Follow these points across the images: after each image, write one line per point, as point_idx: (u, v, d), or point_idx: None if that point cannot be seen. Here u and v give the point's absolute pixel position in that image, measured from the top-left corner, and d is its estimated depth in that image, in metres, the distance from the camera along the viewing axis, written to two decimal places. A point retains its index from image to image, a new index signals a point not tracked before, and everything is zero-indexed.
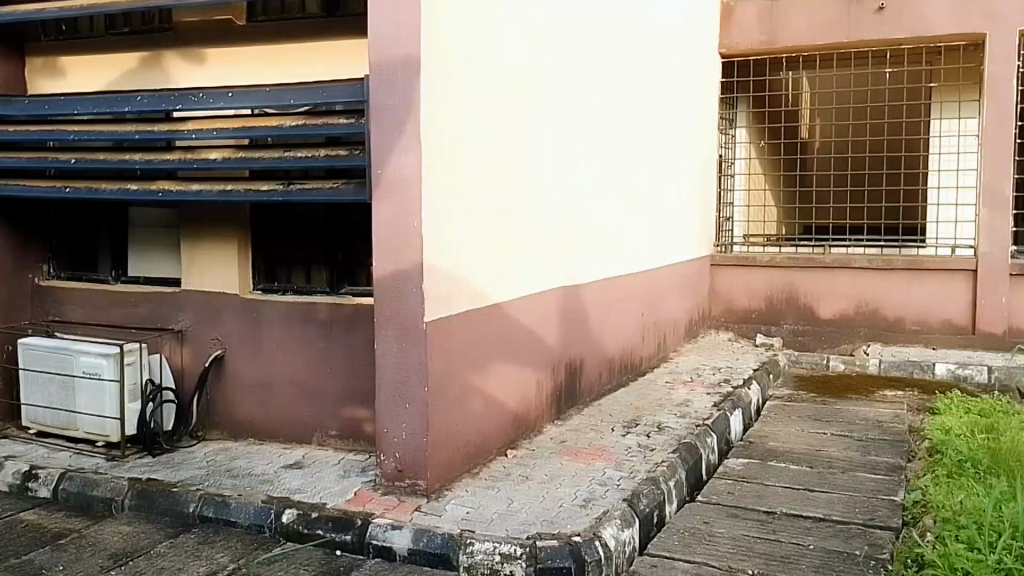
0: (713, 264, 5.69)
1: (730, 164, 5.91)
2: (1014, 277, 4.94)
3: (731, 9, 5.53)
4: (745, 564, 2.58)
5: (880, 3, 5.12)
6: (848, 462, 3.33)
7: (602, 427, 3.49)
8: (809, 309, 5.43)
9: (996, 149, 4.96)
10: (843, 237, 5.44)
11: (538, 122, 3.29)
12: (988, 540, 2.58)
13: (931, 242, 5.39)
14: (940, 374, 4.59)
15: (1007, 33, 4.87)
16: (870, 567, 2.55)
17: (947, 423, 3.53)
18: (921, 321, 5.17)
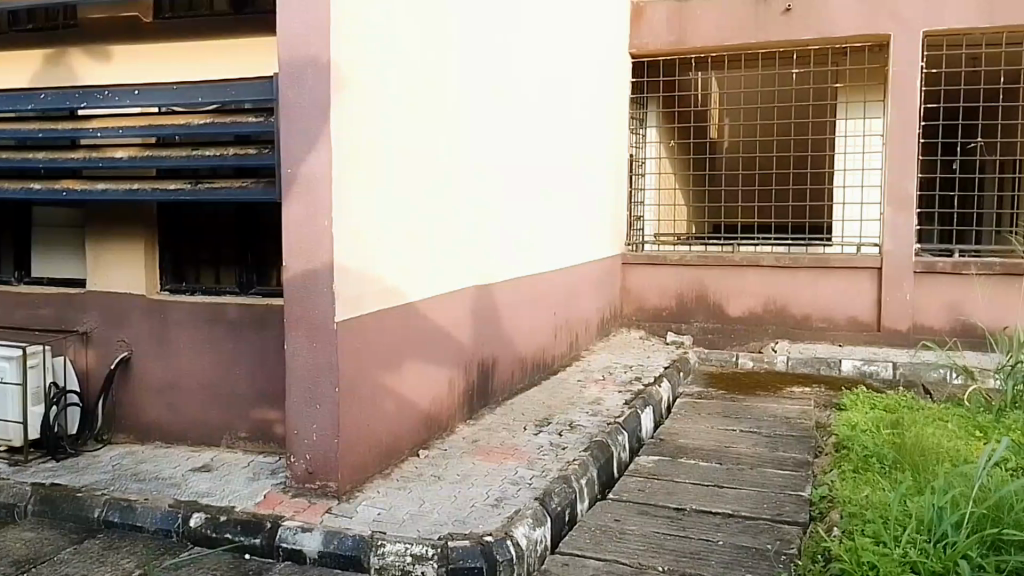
0: (623, 262, 5.71)
1: (640, 164, 5.97)
2: (919, 276, 5.04)
3: (642, 10, 5.57)
4: (655, 561, 2.59)
5: (786, 4, 5.20)
6: (756, 458, 3.36)
7: (514, 426, 3.49)
8: (720, 308, 5.49)
9: (901, 150, 5.02)
10: (751, 237, 5.52)
11: (450, 121, 3.29)
12: (894, 534, 2.60)
13: (837, 241, 5.52)
14: (846, 370, 4.64)
15: (910, 35, 4.95)
16: (780, 562, 2.59)
17: (853, 418, 3.59)
18: (827, 319, 5.26)
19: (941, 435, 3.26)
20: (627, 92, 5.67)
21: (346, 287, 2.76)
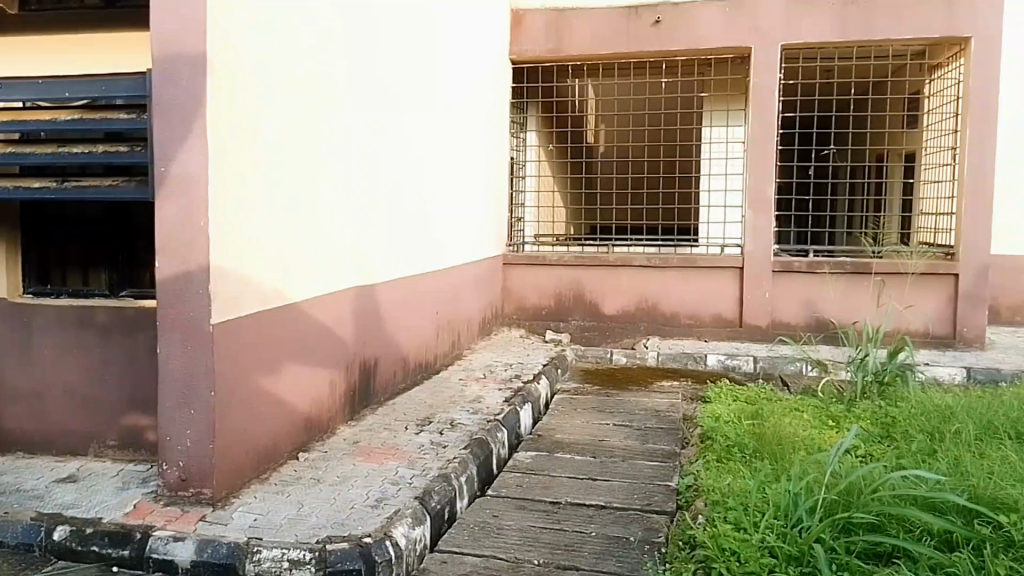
0: (505, 263, 5.81)
1: (521, 167, 6.12)
2: (777, 275, 5.34)
3: (521, 17, 5.69)
4: (530, 555, 2.65)
5: (656, 17, 5.41)
6: (628, 450, 3.49)
7: (396, 426, 3.50)
8: (595, 306, 5.68)
9: (759, 155, 5.28)
10: (625, 237, 5.72)
11: (329, 117, 3.29)
12: (753, 519, 2.74)
13: (704, 242, 5.88)
14: (711, 365, 4.84)
15: (769, 49, 5.22)
16: (646, 551, 2.69)
17: (717, 410, 3.78)
18: (693, 317, 5.51)
19: (797, 425, 3.47)
20: (507, 96, 5.77)
21: (223, 283, 2.67)
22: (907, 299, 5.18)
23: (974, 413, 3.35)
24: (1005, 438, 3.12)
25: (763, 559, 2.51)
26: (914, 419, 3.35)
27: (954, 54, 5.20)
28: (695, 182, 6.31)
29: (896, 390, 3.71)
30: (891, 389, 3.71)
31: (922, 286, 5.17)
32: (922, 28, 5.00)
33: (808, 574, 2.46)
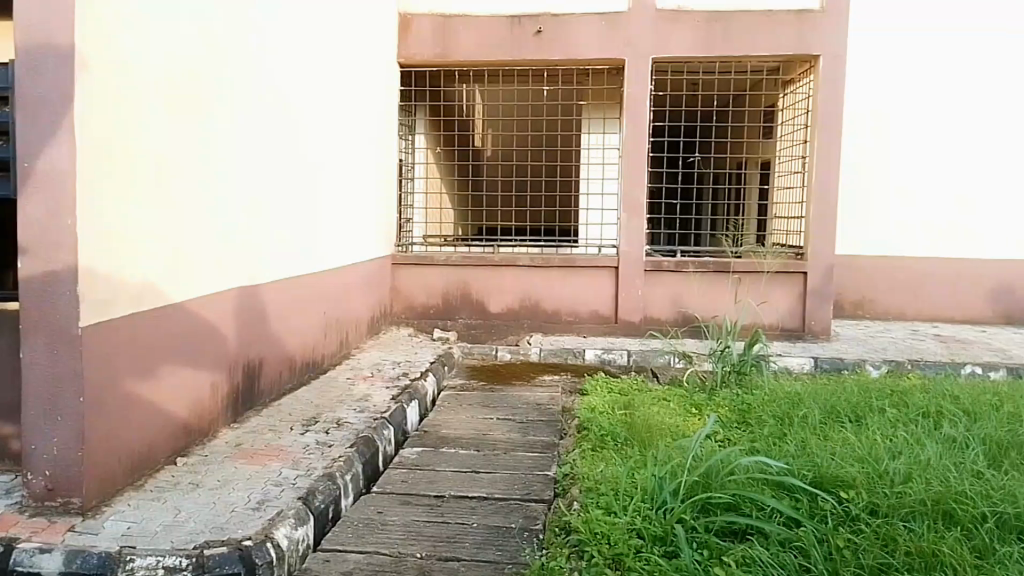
0: (393, 262, 5.84)
1: (410, 168, 6.23)
2: (648, 274, 5.63)
3: (409, 21, 5.73)
4: (413, 549, 2.71)
5: (537, 27, 5.59)
6: (509, 443, 3.62)
7: (280, 427, 3.48)
8: (481, 305, 5.81)
9: (634, 162, 5.55)
10: (509, 238, 5.90)
11: (209, 114, 3.25)
12: (623, 504, 2.93)
13: (583, 242, 6.14)
14: (588, 359, 5.06)
15: (637, 61, 5.50)
16: (524, 538, 2.82)
17: (594, 402, 3.97)
18: (573, 314, 5.74)
19: (663, 414, 3.71)
20: (395, 99, 5.82)
21: (96, 284, 2.59)
22: (763, 296, 5.58)
23: (820, 399, 3.69)
24: (845, 421, 3.46)
25: (630, 541, 2.70)
26: (766, 405, 3.65)
27: (804, 70, 5.65)
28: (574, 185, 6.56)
29: (753, 378, 4.04)
30: (747, 378, 4.03)
31: (775, 284, 5.58)
32: (776, 46, 5.38)
33: (671, 551, 2.68)
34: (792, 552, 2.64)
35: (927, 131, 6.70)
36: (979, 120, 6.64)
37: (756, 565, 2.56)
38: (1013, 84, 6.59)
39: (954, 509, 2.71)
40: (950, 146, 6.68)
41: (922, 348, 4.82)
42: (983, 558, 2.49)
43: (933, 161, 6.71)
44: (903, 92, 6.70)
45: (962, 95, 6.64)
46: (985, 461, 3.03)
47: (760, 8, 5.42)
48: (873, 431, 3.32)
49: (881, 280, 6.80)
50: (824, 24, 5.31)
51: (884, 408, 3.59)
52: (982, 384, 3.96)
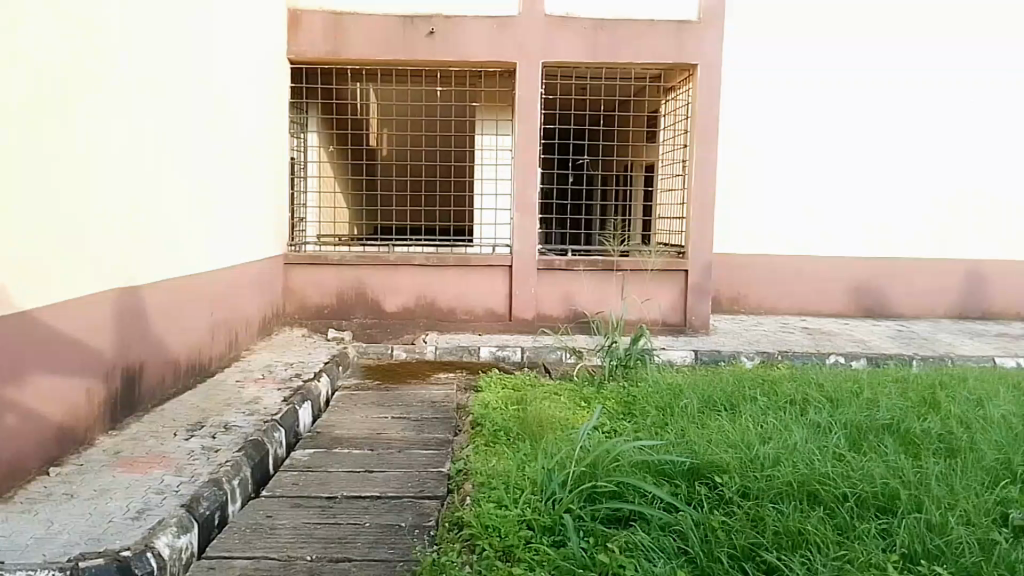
0: (286, 262, 5.71)
1: (302, 167, 6.09)
2: (541, 273, 5.76)
3: (298, 18, 5.56)
4: (303, 552, 2.68)
5: (430, 28, 5.57)
6: (404, 441, 3.64)
7: (162, 433, 3.36)
8: (376, 304, 5.77)
9: (525, 162, 5.65)
10: (404, 237, 5.90)
11: (102, 103, 3.14)
12: (513, 497, 3.00)
13: (478, 242, 6.21)
14: (483, 356, 5.14)
15: (530, 64, 5.60)
16: (415, 536, 2.84)
17: (487, 398, 4.04)
18: (469, 312, 5.81)
19: (553, 408, 3.83)
20: (286, 96, 5.69)
21: None
22: (646, 293, 5.82)
23: (698, 390, 3.90)
24: (721, 410, 3.67)
25: (520, 532, 2.78)
26: (649, 397, 3.83)
27: (684, 79, 5.88)
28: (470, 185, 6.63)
29: (638, 372, 4.23)
30: (633, 372, 4.22)
31: (659, 282, 5.83)
32: (660, 55, 5.61)
33: (558, 541, 2.78)
34: (671, 536, 2.79)
35: (809, 136, 7.13)
36: (850, 127, 7.13)
37: (638, 550, 2.70)
38: (878, 94, 7.11)
39: (818, 490, 2.93)
40: (829, 152, 7.15)
41: (792, 340, 5.16)
42: (843, 534, 2.71)
43: (815, 165, 7.16)
44: (783, 99, 7.09)
45: (835, 103, 7.11)
46: (846, 444, 3.28)
47: (644, 18, 5.64)
48: (746, 418, 3.54)
49: (765, 277, 7.20)
50: (702, 36, 5.59)
51: (756, 396, 3.84)
52: (845, 372, 4.30)
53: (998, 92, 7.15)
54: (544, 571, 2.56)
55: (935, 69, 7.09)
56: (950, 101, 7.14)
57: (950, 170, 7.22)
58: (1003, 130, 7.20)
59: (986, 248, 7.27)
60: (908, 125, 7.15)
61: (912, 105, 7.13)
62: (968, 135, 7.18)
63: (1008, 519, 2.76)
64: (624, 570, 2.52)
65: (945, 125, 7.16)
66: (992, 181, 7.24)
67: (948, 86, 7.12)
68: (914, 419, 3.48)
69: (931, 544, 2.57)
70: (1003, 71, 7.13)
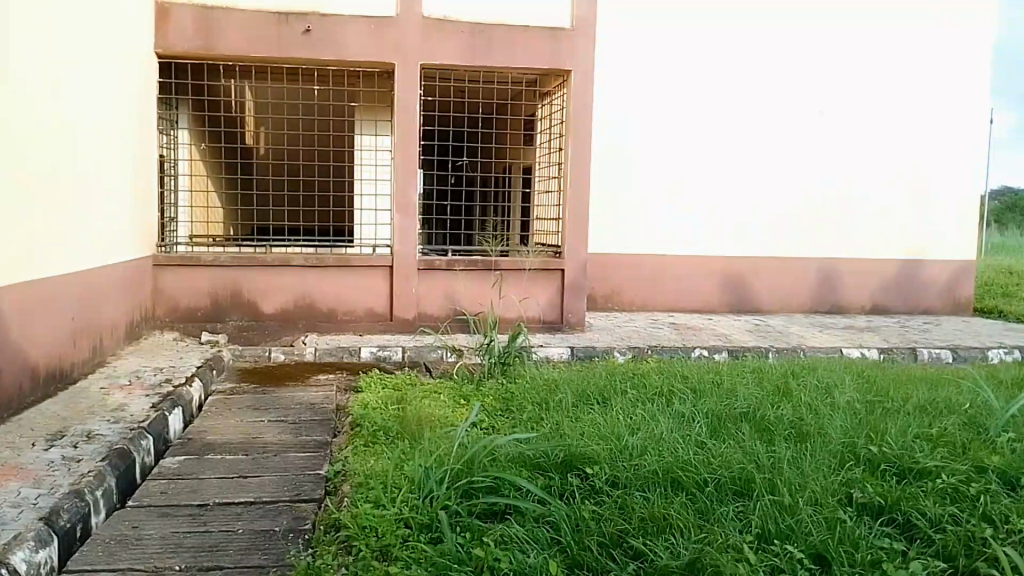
0: (154, 263, 5.47)
1: (173, 165, 5.84)
2: (422, 273, 5.79)
3: (167, 10, 5.32)
4: (172, 561, 2.60)
5: (305, 25, 5.47)
6: (281, 444, 3.60)
7: (19, 443, 3.17)
8: (253, 306, 5.62)
9: (405, 161, 5.66)
10: (281, 238, 5.80)
11: (20, 91, 3.46)
12: (391, 496, 3.02)
13: (358, 242, 6.19)
14: (363, 356, 5.16)
15: (408, 65, 5.61)
16: (288, 539, 2.80)
17: (368, 398, 4.05)
18: (349, 312, 5.76)
19: (433, 407, 3.89)
20: (154, 92, 5.45)
21: None
22: (523, 292, 5.96)
23: (573, 384, 4.05)
24: (594, 403, 3.83)
25: (398, 531, 2.81)
26: (526, 392, 3.95)
27: (559, 84, 6.04)
28: (350, 185, 6.57)
29: (516, 368, 4.34)
30: (511, 369, 4.34)
31: (536, 281, 5.98)
32: (535, 59, 5.76)
33: (435, 537, 2.82)
34: (544, 526, 2.88)
35: (689, 140, 7.48)
36: (715, 133, 7.51)
37: (513, 542, 2.77)
38: (740, 102, 7.52)
39: (681, 476, 3.10)
40: (708, 155, 7.52)
41: (660, 335, 5.41)
42: (705, 517, 2.88)
43: (697, 169, 7.52)
44: (660, 105, 7.40)
45: (700, 110, 7.46)
46: (707, 432, 3.49)
47: (519, 24, 5.76)
48: (616, 410, 3.69)
49: (649, 274, 7.50)
50: (575, 42, 5.77)
51: (627, 389, 4.01)
52: (709, 365, 4.56)
53: (848, 103, 7.72)
54: (420, 569, 2.59)
55: (790, 80, 7.58)
56: (804, 110, 7.64)
57: (814, 173, 7.72)
58: (854, 138, 7.76)
59: (845, 247, 7.83)
60: (777, 132, 7.61)
61: (771, 113, 7.58)
62: (822, 142, 7.71)
63: (851, 499, 3.00)
64: (499, 563, 2.58)
65: (800, 132, 7.65)
66: (853, 184, 7.81)
67: (802, 96, 7.62)
68: (768, 407, 3.74)
69: (783, 523, 2.77)
70: (850, 83, 7.69)
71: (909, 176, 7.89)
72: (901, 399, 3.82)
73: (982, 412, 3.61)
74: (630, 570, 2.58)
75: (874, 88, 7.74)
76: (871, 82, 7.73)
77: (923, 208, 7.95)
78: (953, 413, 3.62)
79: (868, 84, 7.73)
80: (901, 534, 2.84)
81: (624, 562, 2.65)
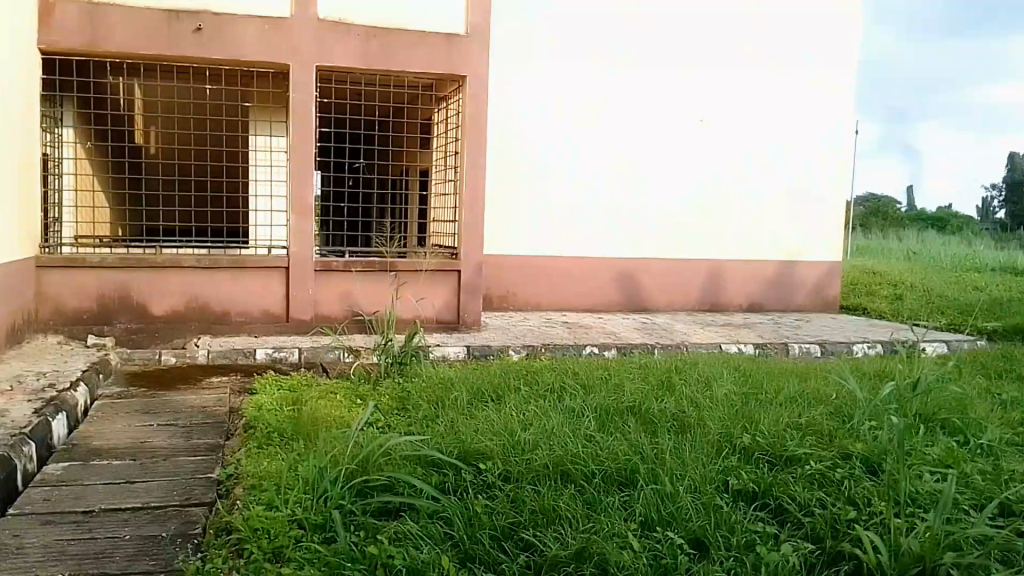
0: (38, 265, 5.27)
1: (58, 164, 5.64)
2: (319, 273, 5.81)
3: (49, 5, 5.13)
4: (54, 569, 2.54)
5: (196, 24, 5.37)
6: (170, 449, 3.59)
7: None
8: (143, 308, 5.50)
9: (301, 162, 5.65)
10: (173, 238, 5.71)
11: None
12: (285, 497, 3.02)
13: (254, 243, 6.17)
14: (258, 357, 5.19)
15: (304, 66, 5.60)
16: (178, 544, 2.78)
17: (262, 399, 4.09)
18: (243, 313, 5.71)
19: (330, 407, 3.97)
20: (36, 90, 5.24)
21: None
22: (420, 292, 6.04)
23: (467, 382, 4.18)
24: (487, 400, 3.98)
25: (290, 532, 2.80)
26: (422, 391, 4.06)
27: (454, 89, 6.14)
28: (244, 186, 6.50)
29: (413, 367, 4.49)
30: (410, 368, 4.47)
31: (431, 281, 6.09)
32: (432, 63, 5.85)
33: (329, 536, 2.83)
34: (438, 522, 2.92)
35: (578, 149, 7.68)
36: (600, 140, 7.74)
37: (406, 538, 2.80)
38: (625, 111, 7.77)
39: (570, 468, 3.22)
40: (598, 163, 7.75)
41: (553, 333, 5.58)
42: (592, 507, 2.98)
43: (588, 177, 7.74)
44: (545, 115, 7.55)
45: (586, 117, 7.67)
46: (595, 425, 3.64)
47: (416, 28, 5.84)
48: (509, 407, 3.85)
49: (550, 273, 7.70)
50: (470, 48, 5.90)
51: (519, 386, 4.16)
52: (598, 360, 4.78)
53: (728, 111, 8.06)
54: (313, 569, 2.58)
55: (674, 89, 7.88)
56: (686, 120, 7.94)
57: (700, 179, 8.06)
58: (735, 147, 8.12)
59: (736, 250, 8.23)
60: (662, 140, 7.91)
61: (654, 121, 7.86)
62: (704, 150, 8.04)
63: (727, 485, 3.16)
64: (392, 560, 2.61)
65: (681, 140, 7.96)
66: (738, 190, 8.18)
67: (685, 105, 7.93)
68: (652, 400, 3.95)
69: (665, 511, 2.91)
70: (732, 95, 8.06)
71: (789, 180, 8.31)
72: (774, 391, 4.09)
73: (846, 402, 3.94)
74: (520, 562, 2.64)
75: (752, 99, 8.11)
76: (749, 92, 8.10)
77: (804, 210, 8.40)
78: (822, 404, 3.90)
79: (749, 96, 8.11)
80: (773, 518, 3.01)
81: (514, 553, 2.71)
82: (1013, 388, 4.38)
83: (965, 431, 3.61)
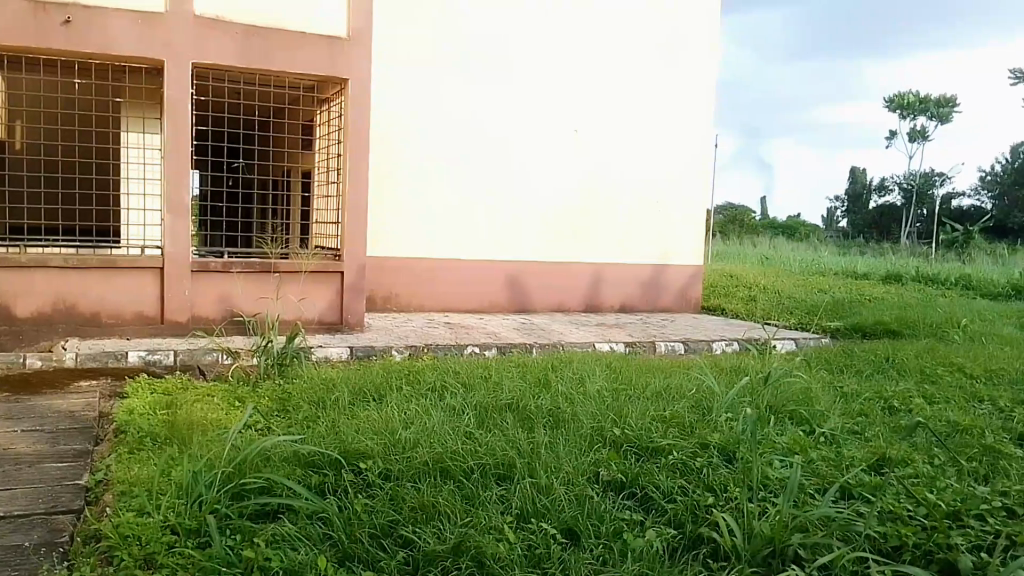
0: None
1: None
2: (195, 274, 5.68)
3: None
4: None
5: (65, 16, 5.15)
6: (36, 455, 3.47)
7: None
8: (4, 309, 5.22)
9: (177, 159, 5.51)
10: (37, 237, 5.45)
11: None
12: (157, 502, 2.97)
13: (125, 243, 5.94)
14: (130, 361, 5.04)
15: (181, 63, 5.46)
16: (42, 552, 2.69)
17: (133, 405, 4.01)
18: (115, 315, 5.51)
19: (205, 410, 3.94)
20: None
21: None
22: (303, 292, 6.02)
23: (349, 382, 4.23)
24: (369, 400, 4.07)
25: (162, 538, 2.74)
26: (303, 392, 4.10)
27: (336, 92, 6.14)
28: (114, 184, 6.24)
29: (294, 368, 4.50)
30: (289, 369, 4.50)
31: (314, 281, 6.08)
32: (314, 65, 5.82)
33: (204, 541, 2.78)
34: (317, 522, 2.92)
35: (456, 155, 7.78)
36: (477, 146, 7.87)
37: (285, 540, 2.80)
38: (502, 119, 7.95)
39: (448, 465, 3.32)
40: (477, 169, 7.89)
41: (437, 333, 5.70)
42: (470, 502, 3.08)
43: (468, 183, 7.86)
44: (422, 121, 7.63)
45: (464, 122, 7.79)
46: (474, 422, 3.78)
47: (297, 30, 5.79)
48: (390, 407, 3.95)
49: (437, 274, 7.81)
50: (353, 51, 5.92)
51: (401, 385, 4.25)
52: (477, 359, 4.92)
53: (601, 121, 8.38)
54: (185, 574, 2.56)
55: (546, 99, 8.11)
56: (561, 129, 8.21)
57: (577, 185, 8.35)
58: (609, 154, 8.45)
59: (615, 254, 8.58)
60: (539, 148, 8.14)
61: (528, 130, 8.07)
62: (578, 158, 8.32)
63: (597, 476, 3.34)
64: (269, 562, 2.61)
65: (557, 148, 8.22)
66: (614, 197, 8.53)
67: (559, 114, 8.18)
68: (529, 398, 4.12)
69: (539, 504, 3.04)
70: (604, 106, 8.38)
71: (661, 187, 8.73)
72: (641, 388, 4.34)
73: (704, 396, 4.24)
74: (399, 558, 2.70)
75: (623, 108, 8.46)
76: (621, 102, 8.45)
77: (677, 216, 8.85)
78: (682, 397, 4.20)
79: (621, 106, 8.46)
80: (640, 506, 3.19)
81: (393, 551, 2.77)
82: (852, 382, 4.82)
83: (811, 421, 3.97)
